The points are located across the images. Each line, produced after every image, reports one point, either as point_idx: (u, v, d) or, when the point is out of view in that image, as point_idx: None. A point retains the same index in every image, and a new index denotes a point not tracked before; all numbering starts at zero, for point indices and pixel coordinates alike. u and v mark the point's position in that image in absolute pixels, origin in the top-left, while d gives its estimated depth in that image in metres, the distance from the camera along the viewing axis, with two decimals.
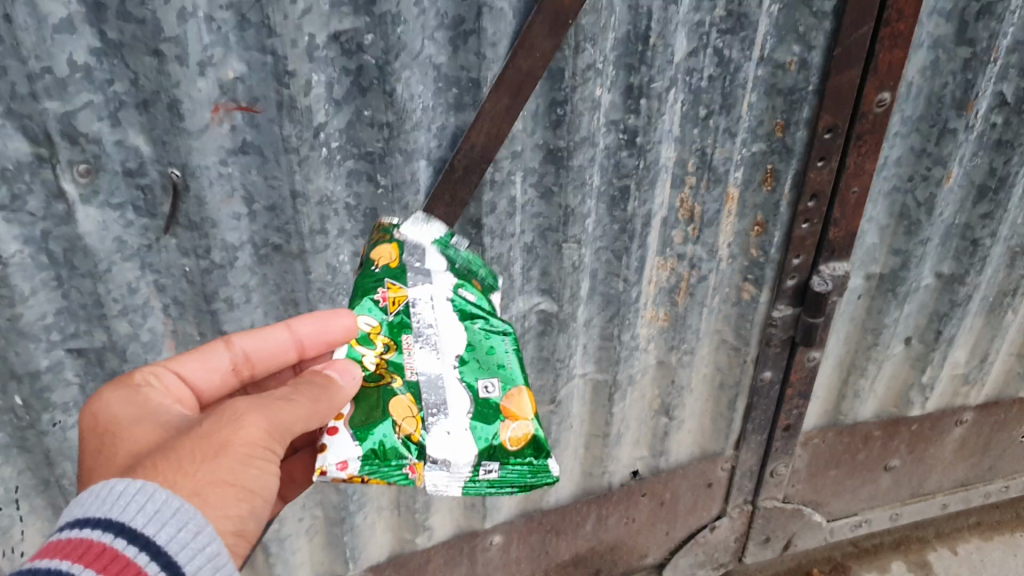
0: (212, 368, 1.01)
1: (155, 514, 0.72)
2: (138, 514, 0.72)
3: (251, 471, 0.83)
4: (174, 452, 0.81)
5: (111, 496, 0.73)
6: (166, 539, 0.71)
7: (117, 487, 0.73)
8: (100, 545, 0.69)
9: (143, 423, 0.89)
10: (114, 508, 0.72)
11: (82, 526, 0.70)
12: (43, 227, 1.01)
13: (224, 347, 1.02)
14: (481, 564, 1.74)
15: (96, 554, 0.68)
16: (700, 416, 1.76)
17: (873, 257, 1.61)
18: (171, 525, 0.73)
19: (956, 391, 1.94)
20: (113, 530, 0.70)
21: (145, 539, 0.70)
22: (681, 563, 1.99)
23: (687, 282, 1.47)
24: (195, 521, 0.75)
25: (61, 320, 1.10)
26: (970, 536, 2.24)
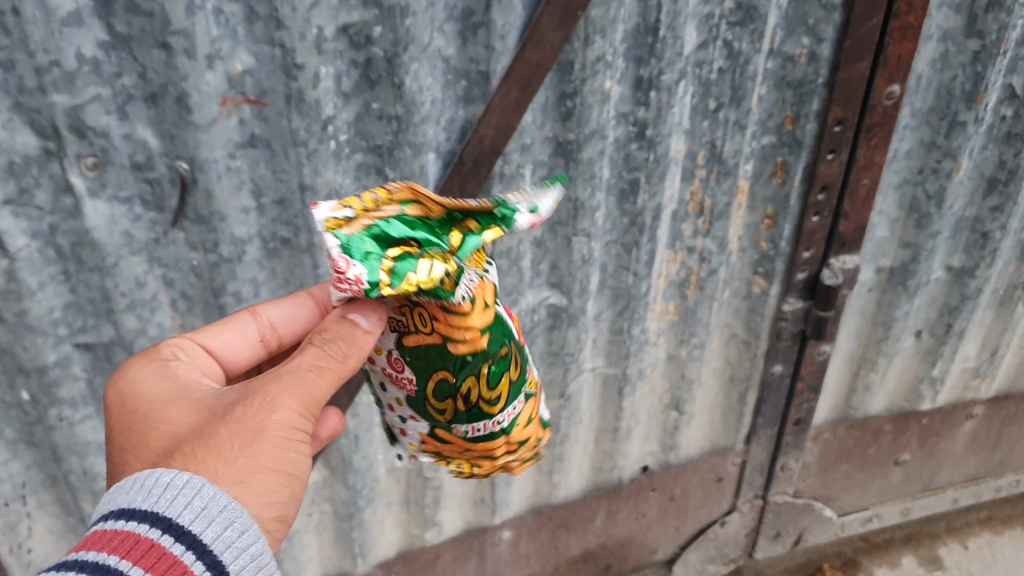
0: (241, 339, 1.01)
1: (201, 513, 0.70)
2: (185, 510, 0.69)
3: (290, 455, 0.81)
4: (211, 440, 0.78)
5: (157, 488, 0.70)
6: (211, 538, 0.69)
7: (163, 479, 0.71)
8: (148, 540, 0.66)
9: (178, 405, 0.86)
10: (161, 501, 0.69)
11: (128, 518, 0.67)
12: (52, 221, 1.01)
13: (250, 318, 1.03)
14: (491, 560, 1.73)
15: (144, 548, 0.65)
16: (711, 411, 1.75)
17: (884, 250, 1.60)
18: (217, 523, 0.71)
19: (966, 385, 1.92)
20: (159, 526, 0.67)
21: (192, 537, 0.68)
22: (691, 558, 1.98)
23: (697, 276, 1.47)
24: (241, 520, 0.73)
25: (69, 314, 1.09)
26: (981, 530, 2.23)
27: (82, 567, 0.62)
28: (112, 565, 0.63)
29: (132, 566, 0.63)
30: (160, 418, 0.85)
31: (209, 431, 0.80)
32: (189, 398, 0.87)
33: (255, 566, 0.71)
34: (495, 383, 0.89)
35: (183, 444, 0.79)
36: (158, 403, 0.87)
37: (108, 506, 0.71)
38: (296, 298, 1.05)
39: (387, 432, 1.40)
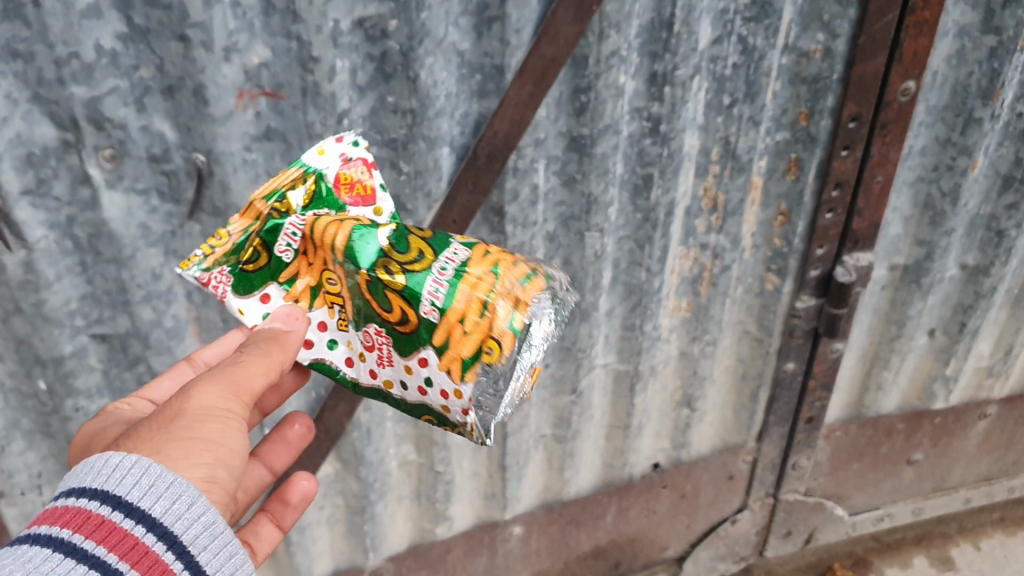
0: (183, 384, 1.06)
1: (149, 489, 0.70)
2: (133, 487, 0.70)
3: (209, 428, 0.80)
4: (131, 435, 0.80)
5: (106, 467, 0.70)
6: (161, 512, 0.69)
7: (111, 459, 0.71)
8: (98, 517, 0.67)
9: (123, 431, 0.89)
10: (110, 480, 0.70)
11: (78, 496, 0.68)
12: (69, 213, 1.02)
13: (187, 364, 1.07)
14: (501, 555, 1.74)
15: (93, 526, 0.66)
16: (723, 409, 1.75)
17: (897, 247, 1.60)
18: (166, 497, 0.71)
19: (980, 384, 1.92)
20: (109, 503, 0.68)
21: (142, 512, 0.68)
22: (701, 556, 1.98)
23: (710, 272, 1.47)
24: (189, 491, 0.72)
25: (85, 306, 1.10)
26: (994, 531, 2.21)
27: (35, 542, 0.65)
28: (65, 541, 0.65)
29: (84, 541, 0.65)
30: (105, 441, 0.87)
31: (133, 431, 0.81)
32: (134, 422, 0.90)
33: (209, 535, 0.71)
34: (403, 244, 0.86)
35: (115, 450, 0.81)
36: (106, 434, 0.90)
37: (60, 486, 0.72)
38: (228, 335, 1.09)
39: (399, 426, 1.40)
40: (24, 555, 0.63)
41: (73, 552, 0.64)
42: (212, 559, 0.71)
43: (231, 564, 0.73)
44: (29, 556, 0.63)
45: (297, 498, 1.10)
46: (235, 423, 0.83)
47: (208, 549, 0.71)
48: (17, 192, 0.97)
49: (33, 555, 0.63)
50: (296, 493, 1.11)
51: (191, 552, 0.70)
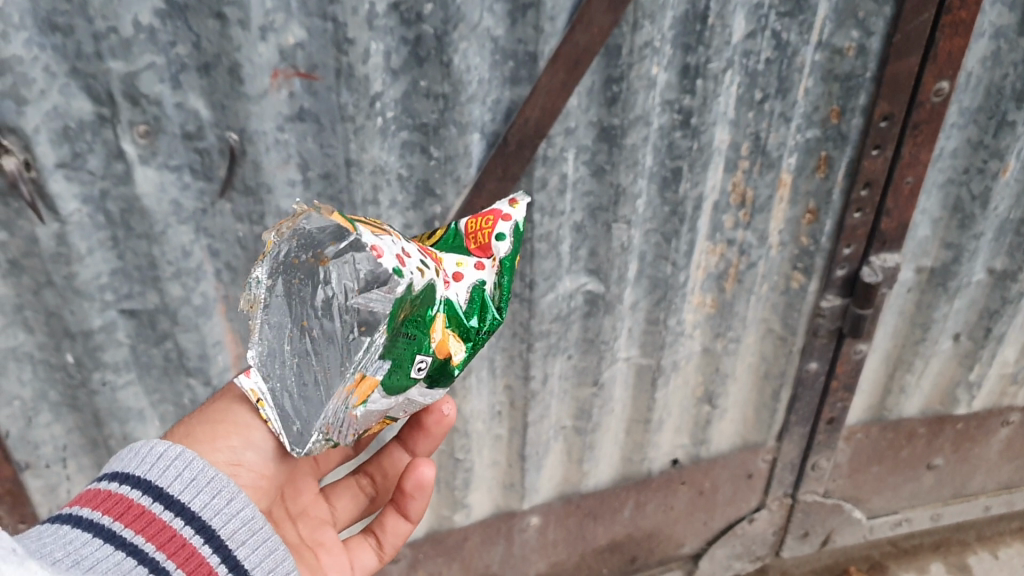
0: None
1: (190, 483, 0.74)
2: (175, 480, 0.73)
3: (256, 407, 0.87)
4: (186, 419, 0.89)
5: (149, 456, 0.74)
6: (200, 506, 0.73)
7: (156, 448, 0.74)
8: (139, 506, 0.70)
9: None
10: (153, 470, 0.73)
11: (120, 482, 0.71)
12: (103, 187, 1.03)
13: None
14: (518, 545, 1.74)
15: (135, 515, 0.69)
16: (744, 407, 1.74)
17: (925, 249, 1.59)
18: (205, 492, 0.74)
19: (1003, 391, 1.90)
20: (151, 493, 0.71)
21: (182, 505, 0.72)
22: (717, 554, 1.98)
23: (736, 269, 1.46)
24: (229, 487, 0.76)
25: (116, 281, 1.11)
26: (1013, 540, 2.19)
27: (77, 523, 0.67)
28: (107, 527, 0.68)
29: (125, 528, 0.68)
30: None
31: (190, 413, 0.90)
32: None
33: (247, 530, 0.75)
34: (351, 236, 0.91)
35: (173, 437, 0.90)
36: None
37: (101, 468, 0.75)
38: None
39: None
40: (64, 536, 0.66)
41: (113, 539, 0.67)
42: (248, 553, 0.75)
43: (268, 558, 0.77)
44: (72, 538, 0.66)
45: (411, 486, 1.09)
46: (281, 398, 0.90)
47: (245, 543, 0.75)
48: (53, 164, 0.98)
49: (75, 536, 0.66)
50: (412, 480, 1.09)
51: (227, 545, 0.74)
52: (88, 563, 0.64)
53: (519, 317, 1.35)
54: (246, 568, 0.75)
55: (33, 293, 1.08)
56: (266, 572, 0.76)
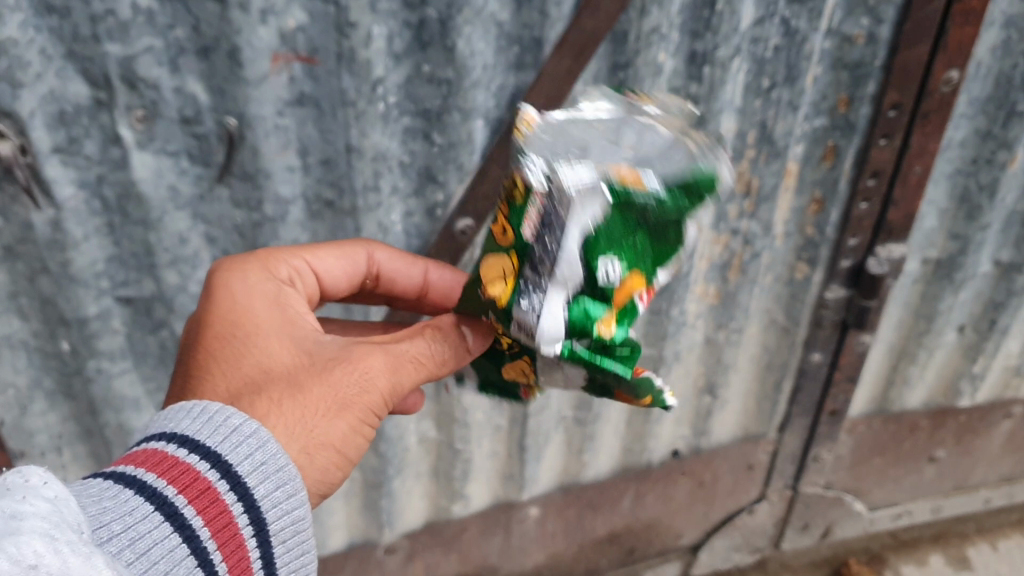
0: (348, 274, 1.01)
1: (259, 466, 0.69)
2: (245, 460, 0.69)
3: (356, 442, 0.83)
4: (298, 394, 0.79)
5: (226, 430, 0.70)
6: (262, 494, 0.69)
7: (232, 421, 0.70)
8: (205, 482, 0.66)
9: (281, 334, 0.85)
10: (227, 445, 0.69)
11: (189, 450, 0.67)
12: (99, 171, 1.00)
13: (364, 253, 1.03)
14: (516, 536, 1.73)
15: (199, 490, 0.65)
16: (746, 398, 1.73)
17: (932, 241, 1.56)
18: (270, 481, 0.70)
19: (1006, 383, 1.89)
20: (219, 469, 0.67)
21: (245, 489, 0.68)
22: (716, 546, 1.97)
23: (740, 258, 1.44)
24: (292, 482, 0.71)
25: (112, 268, 1.09)
26: (1011, 532, 2.17)
27: (140, 490, 0.63)
28: (169, 501, 0.63)
29: (187, 505, 0.64)
30: (258, 346, 0.83)
31: (299, 381, 0.80)
32: (291, 334, 0.86)
33: (293, 530, 0.71)
34: None
35: (269, 386, 0.79)
36: (262, 327, 0.85)
37: (171, 425, 0.69)
38: (354, 248, 1.02)
39: (420, 401, 1.39)
40: (125, 505, 0.61)
41: (171, 518, 0.63)
42: (284, 554, 0.71)
43: (298, 561, 0.73)
44: (132, 508, 0.61)
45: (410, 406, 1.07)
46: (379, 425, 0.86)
47: (285, 543, 0.71)
48: (48, 149, 0.96)
49: (135, 507, 0.61)
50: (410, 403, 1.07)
51: (271, 542, 0.69)
52: (141, 545, 0.60)
53: None
54: (278, 569, 0.71)
55: (27, 280, 1.05)
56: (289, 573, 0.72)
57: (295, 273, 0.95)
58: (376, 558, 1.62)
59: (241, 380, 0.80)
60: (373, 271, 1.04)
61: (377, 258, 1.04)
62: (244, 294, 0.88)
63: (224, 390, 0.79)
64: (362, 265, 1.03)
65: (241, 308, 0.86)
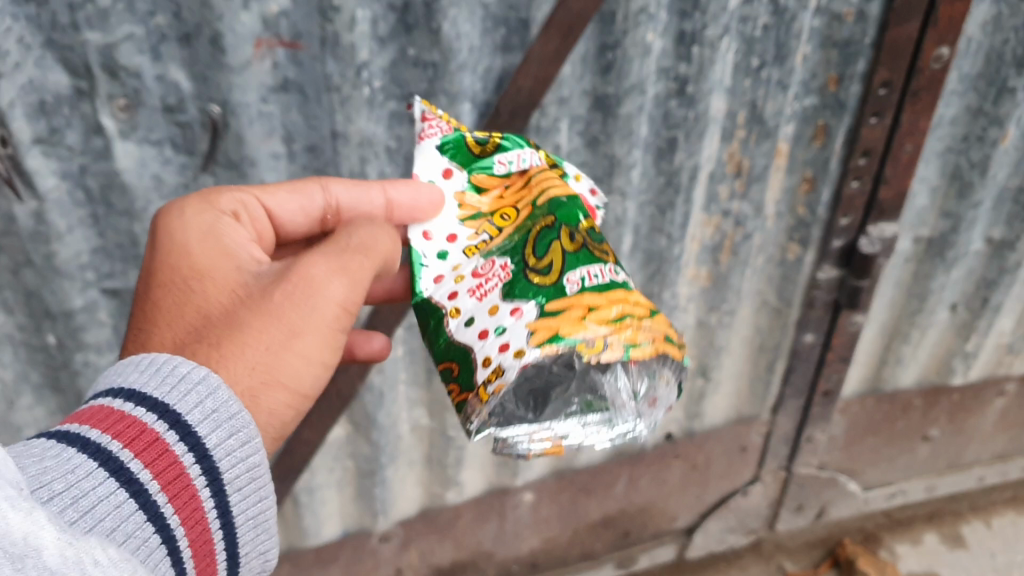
0: (301, 210, 0.93)
1: (210, 415, 0.67)
2: (194, 409, 0.66)
3: (313, 378, 0.80)
4: (243, 331, 0.75)
5: (172, 378, 0.67)
6: (214, 443, 0.66)
7: (180, 370, 0.68)
8: (153, 433, 0.62)
9: (225, 278, 0.81)
10: (173, 393, 0.66)
11: (138, 403, 0.64)
12: (81, 162, 0.99)
13: (316, 186, 0.93)
14: (511, 521, 1.73)
15: (147, 443, 0.62)
16: (739, 380, 1.72)
17: (923, 219, 1.56)
18: (223, 428, 0.67)
19: (999, 361, 1.89)
20: (166, 419, 0.64)
21: (196, 438, 0.65)
22: (711, 528, 1.97)
23: (731, 240, 1.44)
24: (246, 428, 0.69)
25: (97, 260, 1.08)
26: (1005, 509, 2.17)
27: (83, 447, 0.59)
28: (116, 458, 0.59)
29: (133, 459, 0.60)
30: (198, 290, 0.80)
31: (246, 321, 0.76)
32: (233, 278, 0.82)
33: (248, 478, 0.69)
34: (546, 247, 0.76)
35: (214, 331, 0.75)
36: (206, 271, 0.82)
37: (119, 379, 0.66)
38: (304, 185, 0.92)
39: (412, 389, 1.38)
40: (68, 462, 0.57)
41: (118, 472, 0.59)
42: (241, 503, 0.69)
43: (256, 508, 0.71)
44: (73, 464, 0.57)
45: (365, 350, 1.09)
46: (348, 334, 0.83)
47: (241, 491, 0.69)
48: (29, 139, 0.94)
49: (78, 463, 0.57)
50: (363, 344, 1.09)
51: (226, 492, 0.67)
52: (85, 503, 0.56)
53: None
54: (235, 516, 0.69)
55: (12, 273, 1.04)
56: (247, 519, 0.71)
57: (239, 206, 0.89)
58: (371, 547, 1.62)
59: (185, 328, 0.76)
60: (332, 206, 0.93)
61: (332, 194, 0.93)
62: (185, 244, 0.83)
63: (170, 342, 0.75)
64: (317, 204, 0.93)
65: (184, 259, 0.82)
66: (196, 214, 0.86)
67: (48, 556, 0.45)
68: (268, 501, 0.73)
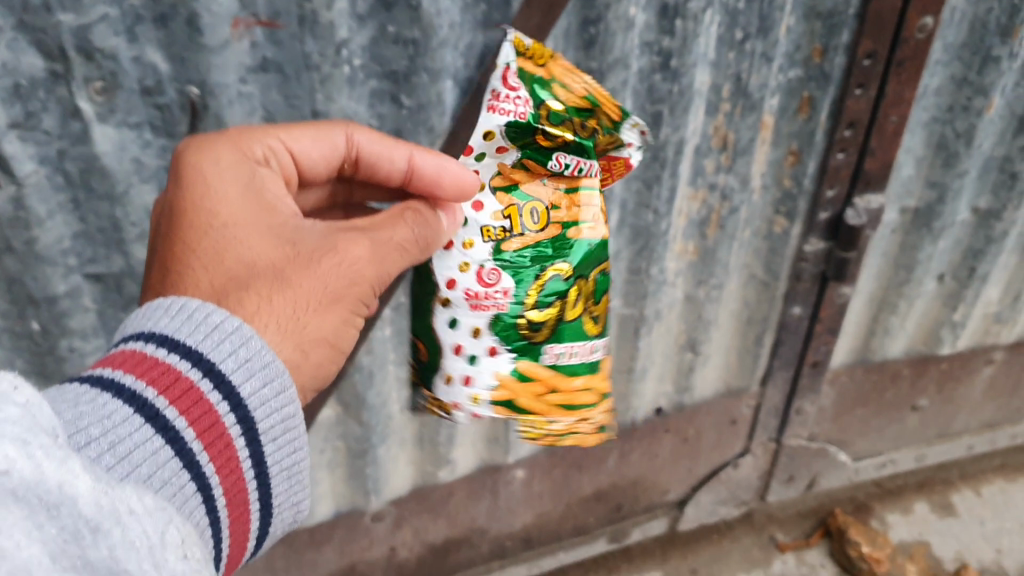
0: (325, 156, 0.87)
1: (244, 363, 0.68)
2: (230, 357, 0.67)
3: (342, 331, 0.83)
4: (289, 288, 0.76)
5: (207, 326, 0.67)
6: (250, 392, 0.68)
7: (213, 319, 0.68)
8: (187, 381, 0.64)
9: (260, 227, 0.78)
10: (207, 341, 0.67)
11: (169, 349, 0.64)
12: (60, 146, 0.97)
13: (340, 131, 0.87)
14: (503, 498, 1.74)
15: (181, 391, 0.63)
16: (728, 353, 1.72)
17: (909, 189, 1.56)
18: (258, 378, 0.69)
19: (987, 330, 1.90)
20: (201, 368, 0.65)
21: (230, 387, 0.66)
22: (702, 500, 1.98)
23: (718, 214, 1.43)
24: (281, 378, 0.71)
25: (79, 245, 1.07)
26: (994, 477, 2.19)
27: (118, 392, 0.61)
28: (150, 404, 0.62)
29: (167, 406, 0.62)
30: (236, 240, 0.76)
31: (287, 276, 0.77)
32: (269, 225, 0.79)
33: (282, 427, 0.71)
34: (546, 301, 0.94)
35: (256, 280, 0.75)
36: (238, 219, 0.78)
37: (149, 323, 0.66)
38: (330, 129, 0.87)
39: (401, 369, 1.38)
40: (104, 408, 0.59)
41: (152, 420, 0.61)
42: (274, 450, 0.71)
43: (290, 456, 0.74)
44: (108, 411, 0.59)
45: None
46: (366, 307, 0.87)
47: (275, 440, 0.71)
48: (5, 124, 0.92)
49: (112, 409, 0.59)
50: None
51: (260, 441, 0.70)
52: (123, 448, 0.58)
53: None
54: (268, 463, 0.72)
55: None
56: (281, 466, 0.73)
57: (270, 152, 0.83)
58: (364, 526, 1.62)
59: (223, 276, 0.74)
60: (352, 154, 0.89)
61: (356, 141, 0.88)
62: (220, 185, 0.79)
63: (211, 282, 0.74)
64: (340, 150, 0.88)
65: (217, 202, 0.78)
66: (228, 158, 0.80)
67: (85, 504, 0.49)
68: (301, 450, 0.75)
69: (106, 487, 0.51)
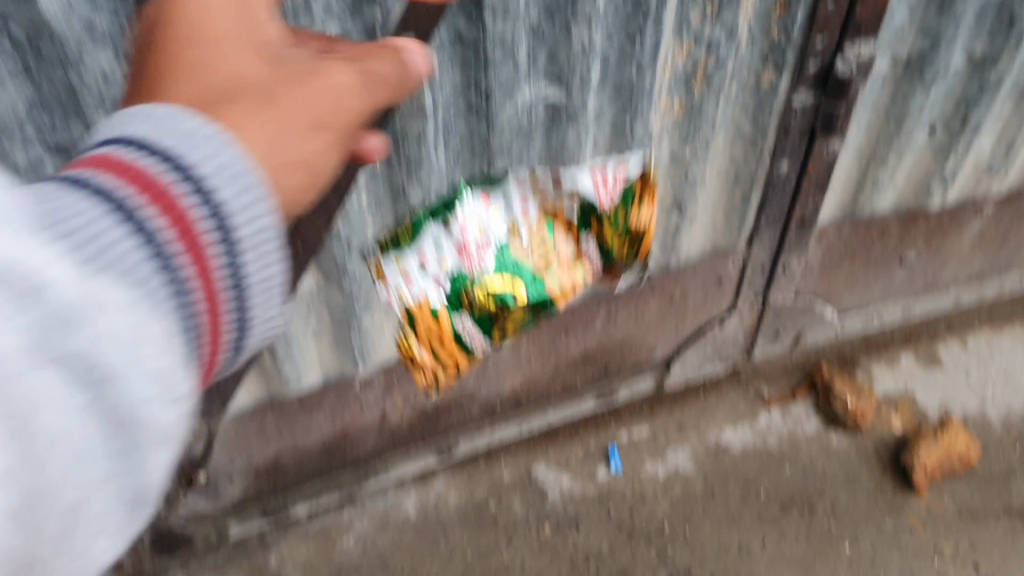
0: None
1: (225, 169, 0.60)
2: (203, 155, 0.60)
3: (329, 163, 0.78)
4: (278, 105, 0.72)
5: (175, 124, 0.60)
6: (229, 195, 0.60)
7: (184, 124, 0.60)
8: (163, 184, 0.57)
9: (243, 35, 0.76)
10: (186, 143, 0.59)
11: (147, 153, 0.58)
12: (3, 10, 0.92)
13: None
14: (491, 362, 1.75)
15: (156, 194, 0.57)
16: (715, 213, 1.70)
17: (903, 37, 1.48)
18: (235, 182, 0.61)
19: (977, 182, 1.88)
20: (176, 169, 0.58)
21: (208, 188, 0.59)
22: (688, 359, 2.00)
23: (704, 69, 1.37)
24: (260, 193, 0.63)
25: (36, 114, 1.03)
26: (981, 327, 2.22)
27: (96, 194, 0.54)
28: (129, 209, 0.55)
29: (148, 210, 0.56)
30: (226, 55, 0.73)
31: (275, 96, 0.73)
32: (252, 38, 0.76)
33: (262, 246, 0.64)
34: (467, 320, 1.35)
35: (241, 96, 0.71)
36: (226, 32, 0.75)
37: (127, 129, 0.59)
38: None
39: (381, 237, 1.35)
40: (77, 201, 0.53)
41: (129, 219, 0.54)
42: (254, 268, 0.64)
43: (266, 288, 0.66)
44: (80, 203, 0.53)
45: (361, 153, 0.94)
46: (351, 143, 0.82)
47: (258, 257, 0.64)
48: None
49: (85, 202, 0.53)
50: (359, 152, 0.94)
51: (241, 251, 0.62)
52: (101, 243, 0.52)
53: (478, 131, 1.28)
54: (248, 289, 0.64)
55: None
56: (261, 280, 0.65)
57: None
58: (353, 393, 1.64)
59: (203, 90, 0.71)
60: None
61: None
62: (194, 15, 0.74)
63: (192, 96, 0.70)
64: None
65: (197, 30, 0.74)
66: None
67: (64, 289, 0.47)
68: (276, 292, 0.68)
69: (86, 285, 0.49)
